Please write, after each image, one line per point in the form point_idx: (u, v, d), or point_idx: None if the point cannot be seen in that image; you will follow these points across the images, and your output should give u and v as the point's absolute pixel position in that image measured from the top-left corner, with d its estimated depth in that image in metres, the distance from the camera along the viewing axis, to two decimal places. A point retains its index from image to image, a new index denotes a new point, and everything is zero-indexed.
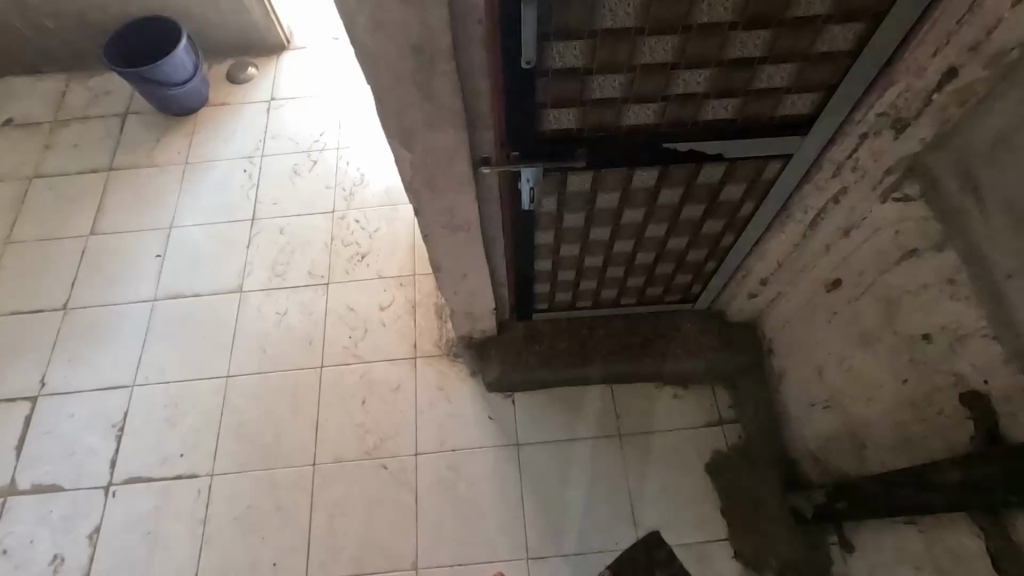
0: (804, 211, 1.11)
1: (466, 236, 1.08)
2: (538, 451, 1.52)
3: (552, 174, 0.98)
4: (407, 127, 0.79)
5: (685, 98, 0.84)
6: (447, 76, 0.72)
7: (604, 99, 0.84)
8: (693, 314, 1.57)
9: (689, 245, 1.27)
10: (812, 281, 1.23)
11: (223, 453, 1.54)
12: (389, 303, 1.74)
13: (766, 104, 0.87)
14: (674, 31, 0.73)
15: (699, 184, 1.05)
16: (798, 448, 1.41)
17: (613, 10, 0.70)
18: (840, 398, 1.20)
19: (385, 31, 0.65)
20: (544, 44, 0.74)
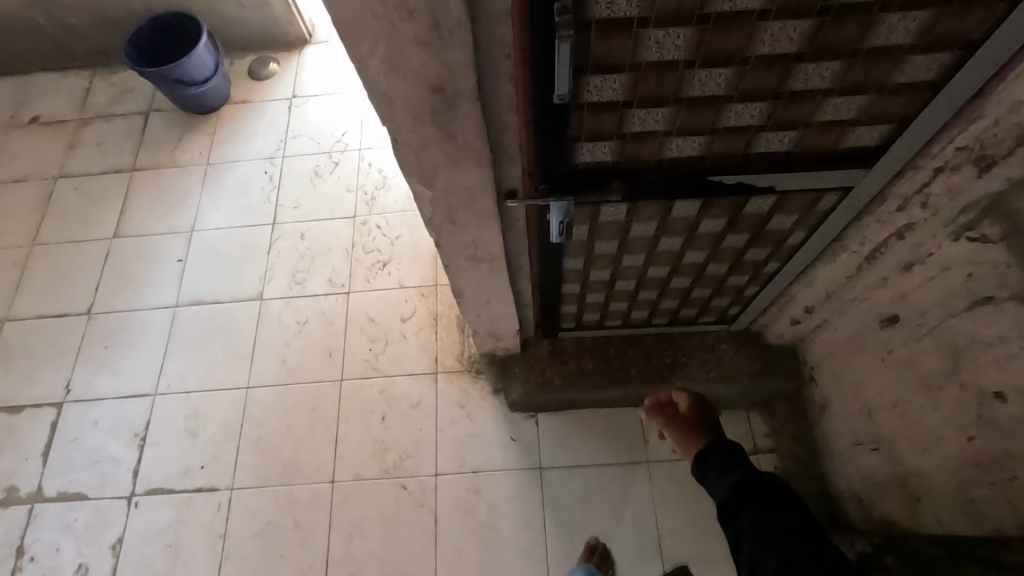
0: (861, 242, 1.01)
1: (490, 265, 1.01)
2: (562, 476, 1.46)
3: (584, 205, 0.90)
4: (427, 166, 0.73)
5: (736, 131, 0.75)
6: (471, 115, 0.64)
7: (644, 133, 0.76)
8: (729, 336, 1.48)
9: (730, 271, 1.18)
10: (864, 313, 1.13)
11: (243, 466, 1.53)
12: (411, 314, 1.69)
13: (828, 137, 0.77)
14: (728, 63, 0.64)
15: (745, 214, 0.96)
16: (840, 485, 1.32)
17: (660, 43, 0.61)
18: (891, 442, 1.11)
19: (401, 73, 0.57)
20: (579, 78, 0.65)
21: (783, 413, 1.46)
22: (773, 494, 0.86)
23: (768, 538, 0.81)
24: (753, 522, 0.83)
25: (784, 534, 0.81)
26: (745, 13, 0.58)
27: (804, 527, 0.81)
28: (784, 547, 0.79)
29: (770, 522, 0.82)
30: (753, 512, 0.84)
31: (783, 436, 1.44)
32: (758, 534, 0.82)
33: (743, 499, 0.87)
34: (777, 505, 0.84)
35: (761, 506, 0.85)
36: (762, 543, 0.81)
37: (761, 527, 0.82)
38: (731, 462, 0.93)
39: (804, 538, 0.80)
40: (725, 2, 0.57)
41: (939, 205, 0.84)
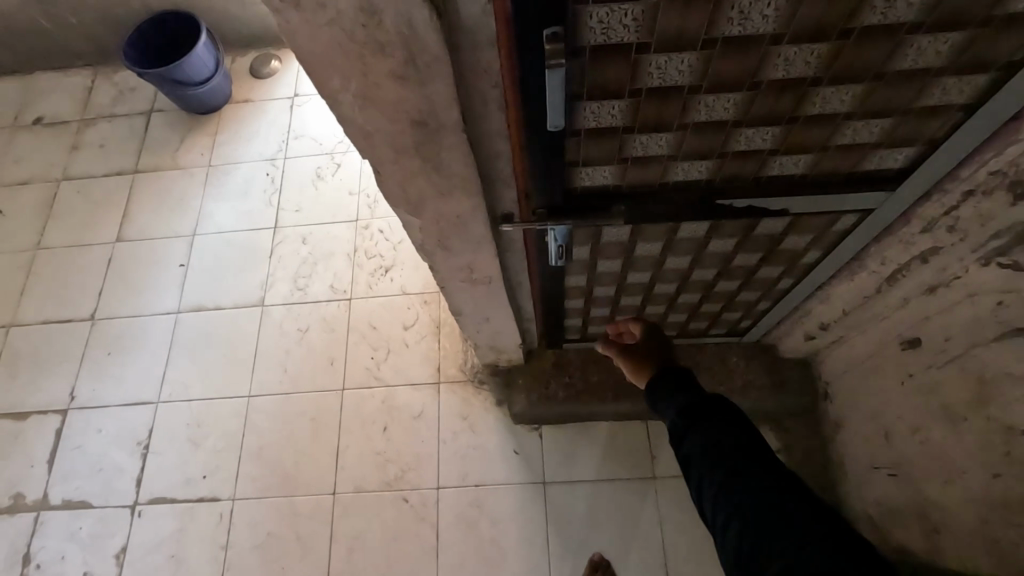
0: (881, 262, 0.95)
1: (488, 286, 0.97)
2: (566, 491, 1.43)
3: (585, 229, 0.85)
4: (414, 196, 0.68)
5: (746, 155, 0.70)
6: (457, 147, 0.59)
7: (646, 157, 0.70)
8: (740, 348, 1.43)
9: (741, 287, 1.13)
10: (884, 333, 1.07)
11: (244, 476, 1.52)
12: (413, 322, 1.66)
13: (847, 159, 0.72)
14: (737, 88, 0.59)
15: (757, 234, 0.90)
16: (854, 507, 1.27)
17: (662, 68, 0.56)
18: (911, 469, 1.05)
19: (378, 108, 0.53)
20: (574, 105, 0.60)
21: (795, 427, 1.40)
22: (721, 418, 0.75)
23: (716, 464, 0.70)
24: (700, 446, 0.73)
25: (733, 458, 0.70)
26: (755, 36, 0.52)
27: (754, 450, 0.71)
28: (731, 473, 0.69)
29: (717, 446, 0.72)
30: (700, 438, 0.74)
31: (795, 451, 1.38)
32: (704, 461, 0.72)
33: (691, 425, 0.76)
34: (726, 427, 0.73)
35: (710, 429, 0.74)
36: (708, 469, 0.71)
37: (708, 452, 0.72)
38: (681, 387, 0.82)
39: (755, 462, 0.69)
40: (733, 26, 0.51)
41: (968, 229, 0.78)
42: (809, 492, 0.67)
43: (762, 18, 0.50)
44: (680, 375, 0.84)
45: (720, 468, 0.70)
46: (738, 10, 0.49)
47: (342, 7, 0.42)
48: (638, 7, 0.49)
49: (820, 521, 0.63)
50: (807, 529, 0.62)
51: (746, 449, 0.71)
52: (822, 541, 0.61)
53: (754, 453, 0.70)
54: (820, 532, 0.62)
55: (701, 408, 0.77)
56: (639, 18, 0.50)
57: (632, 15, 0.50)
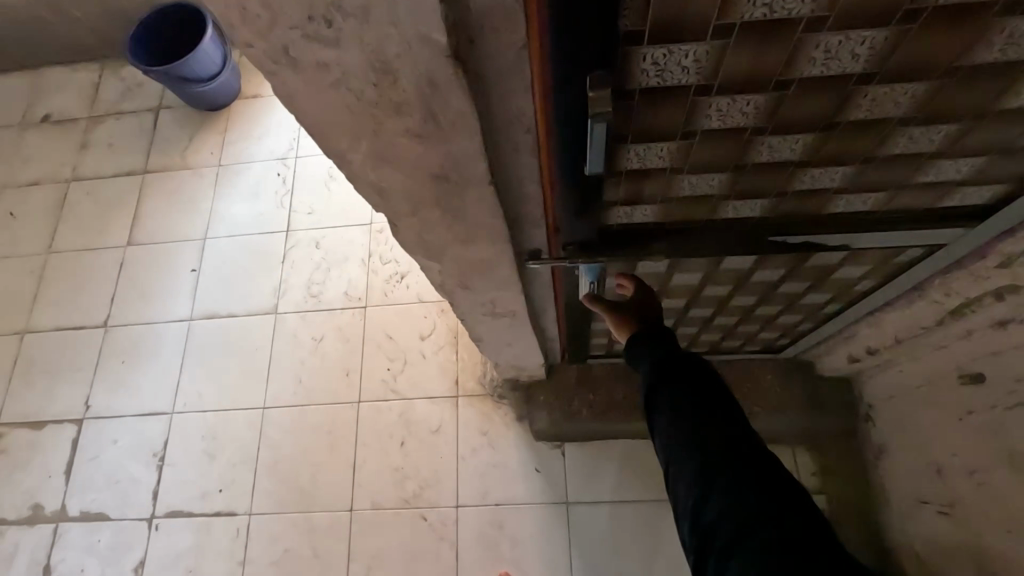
0: (945, 293, 0.86)
1: (511, 318, 0.90)
2: (589, 511, 1.38)
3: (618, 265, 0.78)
4: (432, 243, 0.61)
5: (809, 193, 0.61)
6: (482, 199, 0.52)
7: (695, 196, 0.62)
8: (775, 365, 1.34)
9: (782, 311, 1.04)
10: (940, 364, 0.99)
11: (261, 490, 1.49)
12: (430, 332, 1.61)
13: (923, 197, 0.63)
14: (811, 129, 0.50)
15: (808, 265, 0.81)
16: (896, 538, 1.20)
17: (724, 110, 0.48)
18: (967, 510, 0.98)
19: (393, 165, 0.46)
20: (617, 148, 0.52)
21: (833, 449, 1.33)
22: (693, 379, 0.69)
23: (678, 419, 0.67)
24: (665, 400, 0.69)
25: (696, 414, 0.66)
26: (840, 77, 0.44)
27: (721, 409, 0.67)
28: (692, 428, 0.65)
29: (681, 402, 0.68)
30: (667, 393, 0.69)
31: (834, 475, 1.31)
32: (668, 415, 0.68)
33: (658, 382, 0.71)
34: (694, 385, 0.69)
35: (676, 383, 0.69)
36: (669, 424, 0.67)
37: (672, 407, 0.68)
38: (653, 343, 0.74)
39: (718, 423, 0.65)
40: (815, 67, 0.43)
41: None
42: (764, 454, 0.64)
43: (851, 58, 0.42)
44: (657, 332, 0.76)
45: (681, 423, 0.66)
46: (824, 50, 0.41)
47: (348, 66, 0.36)
48: (701, 48, 0.41)
49: (764, 482, 0.60)
50: (752, 489, 0.60)
51: (710, 408, 0.67)
52: (767, 503, 0.59)
53: (720, 412, 0.66)
54: (766, 491, 0.60)
55: (672, 362, 0.72)
56: (702, 60, 0.42)
57: (693, 56, 0.42)
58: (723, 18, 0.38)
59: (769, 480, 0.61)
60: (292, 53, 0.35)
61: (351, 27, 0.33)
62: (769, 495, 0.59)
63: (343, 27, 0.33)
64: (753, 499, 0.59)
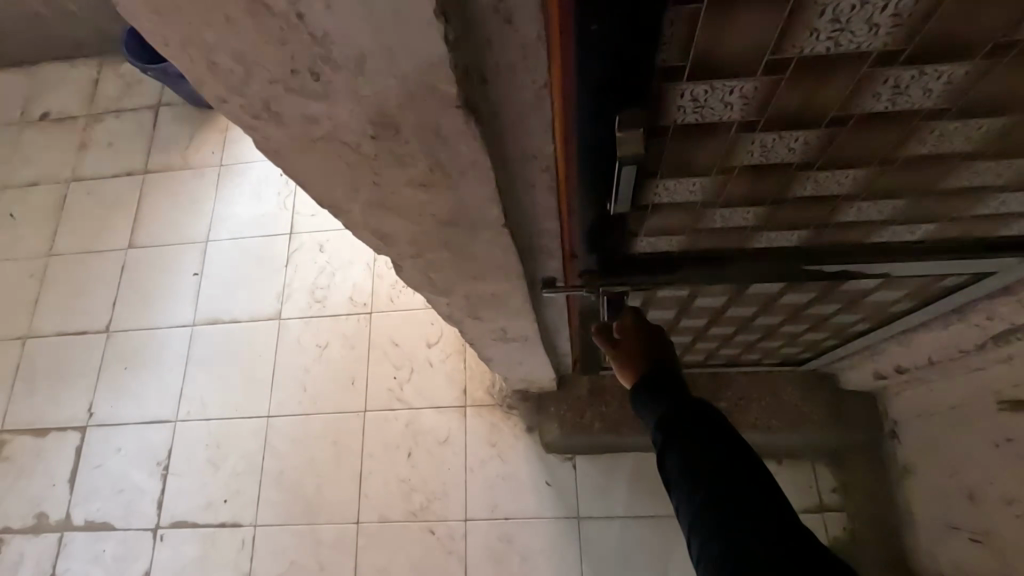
0: (989, 317, 0.80)
1: (522, 342, 0.86)
2: (602, 526, 1.34)
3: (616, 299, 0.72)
4: (438, 278, 0.57)
5: (854, 224, 0.56)
6: (493, 242, 0.48)
7: (726, 228, 0.57)
8: (796, 378, 1.27)
9: (808, 329, 0.98)
10: (976, 387, 0.94)
11: (266, 501, 1.46)
12: (437, 339, 1.57)
13: (978, 227, 0.57)
14: (865, 164, 0.45)
15: (843, 289, 0.75)
16: (922, 558, 1.16)
17: (769, 146, 0.42)
18: (1001, 539, 0.94)
19: (395, 212, 0.42)
20: (645, 184, 0.47)
21: (856, 463, 1.27)
22: (704, 428, 0.58)
23: (686, 470, 0.57)
24: (671, 444, 0.59)
25: (707, 463, 0.56)
26: (907, 112, 0.38)
27: (734, 452, 0.56)
28: (703, 480, 0.55)
29: (691, 458, 0.57)
30: (673, 440, 0.59)
31: (855, 491, 1.25)
32: (675, 469, 0.58)
33: (663, 429, 0.61)
34: (701, 427, 0.59)
35: (683, 427, 0.59)
36: (681, 482, 0.57)
37: (679, 459, 0.58)
38: (660, 387, 0.64)
39: (731, 470, 0.55)
40: (879, 102, 0.37)
41: None
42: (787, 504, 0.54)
43: (923, 93, 0.36)
44: (664, 372, 0.66)
45: (691, 475, 0.56)
46: (893, 85, 0.36)
47: (341, 119, 0.32)
48: (750, 84, 0.36)
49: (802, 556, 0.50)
50: (778, 551, 0.50)
51: (725, 455, 0.56)
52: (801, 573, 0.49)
53: (733, 458, 0.56)
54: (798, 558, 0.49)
55: (676, 403, 0.62)
56: (749, 95, 0.37)
57: (739, 92, 0.36)
58: (780, 52, 0.33)
59: (794, 538, 0.51)
60: (274, 107, 0.31)
61: (343, 79, 0.29)
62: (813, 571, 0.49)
63: (333, 79, 0.29)
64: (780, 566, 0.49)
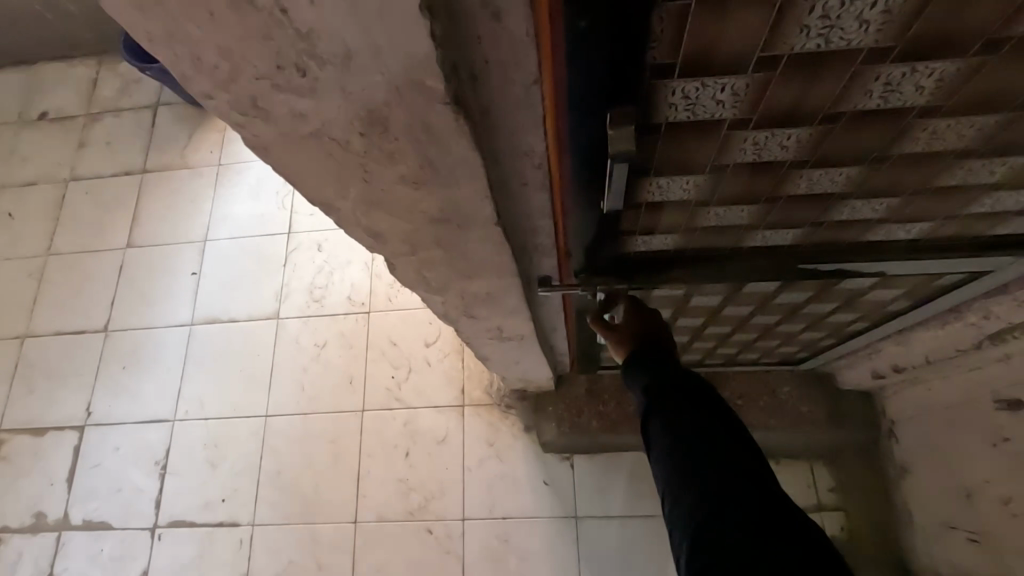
0: (986, 316, 0.80)
1: (519, 341, 0.86)
2: (600, 526, 1.34)
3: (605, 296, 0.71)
4: (432, 276, 0.57)
5: (848, 222, 0.56)
6: (486, 240, 0.48)
7: (721, 225, 0.57)
8: (794, 377, 1.27)
9: (805, 328, 0.98)
10: (973, 386, 0.94)
11: (264, 501, 1.46)
12: (435, 339, 1.57)
13: (974, 225, 0.57)
14: (858, 162, 0.45)
15: (839, 288, 0.75)
16: (919, 558, 1.16)
17: (762, 144, 0.42)
18: (999, 539, 0.94)
19: (386, 209, 0.42)
20: (638, 181, 0.47)
21: (854, 462, 1.27)
22: (694, 398, 0.58)
23: (671, 444, 0.56)
24: (659, 418, 0.59)
25: (692, 431, 0.56)
26: (900, 110, 0.38)
27: (723, 431, 0.56)
28: (688, 447, 0.55)
29: (678, 426, 0.57)
30: (662, 408, 0.59)
31: (853, 491, 1.25)
32: (660, 435, 0.58)
33: (652, 398, 0.61)
34: (691, 405, 0.58)
35: (672, 397, 0.59)
36: (663, 448, 0.57)
37: (666, 426, 0.58)
38: (651, 358, 0.64)
39: (716, 448, 0.55)
40: (871, 99, 0.37)
41: None
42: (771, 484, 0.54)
43: (915, 89, 0.36)
44: (657, 350, 0.66)
45: (675, 442, 0.56)
46: (885, 82, 0.36)
47: (329, 116, 0.32)
48: (742, 81, 0.36)
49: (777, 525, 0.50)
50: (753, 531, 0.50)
51: (711, 425, 0.56)
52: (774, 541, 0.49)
53: (720, 428, 0.56)
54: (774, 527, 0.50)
55: (667, 380, 0.61)
56: (740, 92, 0.37)
57: (731, 89, 0.36)
58: (770, 49, 0.33)
59: (773, 521, 0.51)
60: (261, 104, 0.31)
61: (330, 75, 0.29)
62: (784, 541, 0.50)
63: (320, 76, 0.29)
64: (751, 547, 0.49)
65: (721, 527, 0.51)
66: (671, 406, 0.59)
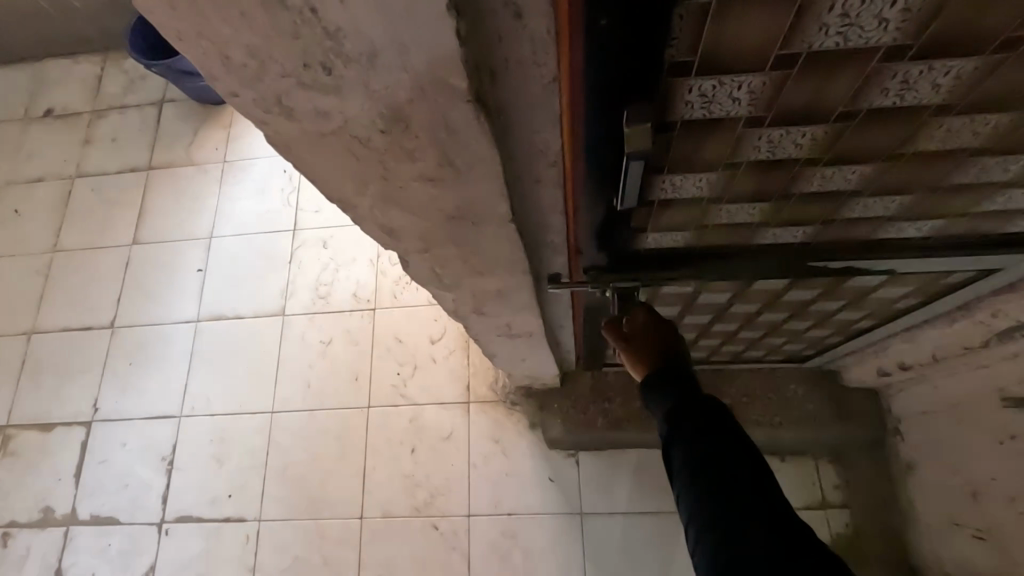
0: (993, 314, 0.80)
1: (527, 338, 0.86)
2: (605, 522, 1.35)
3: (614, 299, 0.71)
4: (444, 273, 0.57)
5: (859, 221, 0.56)
6: (500, 238, 0.48)
7: (731, 223, 0.57)
8: (799, 374, 1.27)
9: (812, 326, 0.98)
10: (980, 384, 0.94)
11: (270, 496, 1.47)
12: (440, 336, 1.57)
13: (985, 223, 0.57)
14: (871, 160, 0.45)
15: (847, 286, 0.75)
16: (924, 555, 1.16)
17: (775, 142, 0.42)
18: (1004, 535, 0.94)
19: (403, 207, 0.42)
20: (651, 179, 0.47)
21: (860, 460, 1.27)
22: (712, 421, 0.59)
23: (690, 459, 0.57)
24: (679, 446, 0.59)
25: (711, 453, 0.56)
26: (914, 107, 0.38)
27: (741, 452, 0.56)
28: (707, 470, 0.56)
29: (696, 449, 0.57)
30: (679, 430, 0.59)
31: (858, 488, 1.25)
32: (680, 458, 0.58)
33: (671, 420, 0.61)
34: (710, 427, 0.58)
35: (689, 419, 0.60)
36: (683, 472, 0.57)
37: (685, 449, 0.58)
38: (668, 379, 0.64)
39: (737, 472, 0.55)
40: (886, 97, 0.37)
41: None
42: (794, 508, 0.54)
43: (932, 87, 0.36)
44: (676, 368, 0.66)
45: (695, 464, 0.56)
46: (902, 80, 0.36)
47: (351, 114, 0.32)
48: (759, 78, 0.36)
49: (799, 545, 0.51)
50: (774, 556, 0.50)
51: (729, 446, 0.56)
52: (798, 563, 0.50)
53: (737, 449, 0.56)
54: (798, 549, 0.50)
55: (686, 399, 0.61)
56: (756, 90, 0.37)
57: (747, 87, 0.36)
58: (788, 47, 0.33)
59: (796, 542, 0.51)
60: (285, 102, 0.31)
61: (354, 73, 0.29)
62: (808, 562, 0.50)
63: (345, 74, 0.29)
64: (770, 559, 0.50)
65: (743, 550, 0.52)
66: (689, 429, 0.59)
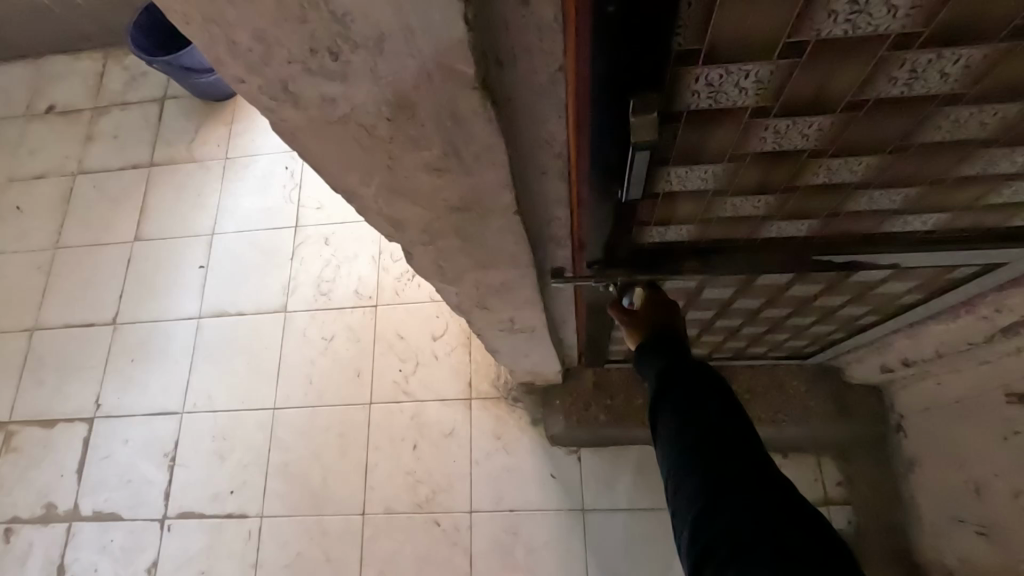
0: (998, 309, 0.79)
1: (530, 333, 0.86)
2: (607, 518, 1.35)
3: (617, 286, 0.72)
4: (448, 266, 0.57)
5: (864, 214, 0.56)
6: (505, 229, 0.48)
7: (735, 216, 0.57)
8: (801, 371, 1.27)
9: (815, 321, 0.98)
10: (984, 379, 0.93)
11: (272, 492, 1.47)
12: (442, 332, 1.57)
13: (991, 216, 0.56)
14: (878, 151, 0.45)
15: (852, 281, 0.75)
16: (926, 551, 1.16)
17: (781, 133, 0.42)
18: (1007, 531, 0.94)
19: (408, 197, 0.42)
20: (656, 171, 0.47)
21: (862, 456, 1.26)
22: (702, 387, 0.59)
23: (678, 424, 0.57)
24: (668, 412, 0.59)
25: (699, 418, 0.57)
26: (922, 96, 0.38)
27: (728, 419, 0.56)
28: (694, 433, 0.56)
29: (685, 413, 0.58)
30: (669, 398, 0.60)
31: (860, 484, 1.26)
32: (669, 424, 0.58)
33: (662, 389, 0.62)
34: (699, 394, 0.59)
35: (679, 387, 0.60)
36: (671, 436, 0.57)
37: (673, 414, 0.58)
38: (661, 348, 0.65)
39: (725, 437, 0.55)
40: (894, 87, 0.37)
41: None
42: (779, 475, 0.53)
43: (941, 76, 0.36)
44: (672, 341, 0.66)
45: (683, 428, 0.57)
46: (910, 69, 0.36)
47: (357, 101, 0.32)
48: (766, 68, 0.36)
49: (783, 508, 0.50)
50: (756, 512, 0.49)
51: (717, 413, 0.57)
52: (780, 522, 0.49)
53: (725, 415, 0.57)
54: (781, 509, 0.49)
55: (677, 368, 0.62)
56: (764, 80, 0.37)
57: (755, 76, 0.36)
58: (796, 35, 0.33)
59: (779, 504, 0.50)
60: (291, 88, 0.31)
61: (361, 58, 0.29)
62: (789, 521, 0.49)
63: (352, 59, 0.29)
64: (751, 516, 0.49)
65: (723, 509, 0.51)
66: (678, 395, 0.59)
